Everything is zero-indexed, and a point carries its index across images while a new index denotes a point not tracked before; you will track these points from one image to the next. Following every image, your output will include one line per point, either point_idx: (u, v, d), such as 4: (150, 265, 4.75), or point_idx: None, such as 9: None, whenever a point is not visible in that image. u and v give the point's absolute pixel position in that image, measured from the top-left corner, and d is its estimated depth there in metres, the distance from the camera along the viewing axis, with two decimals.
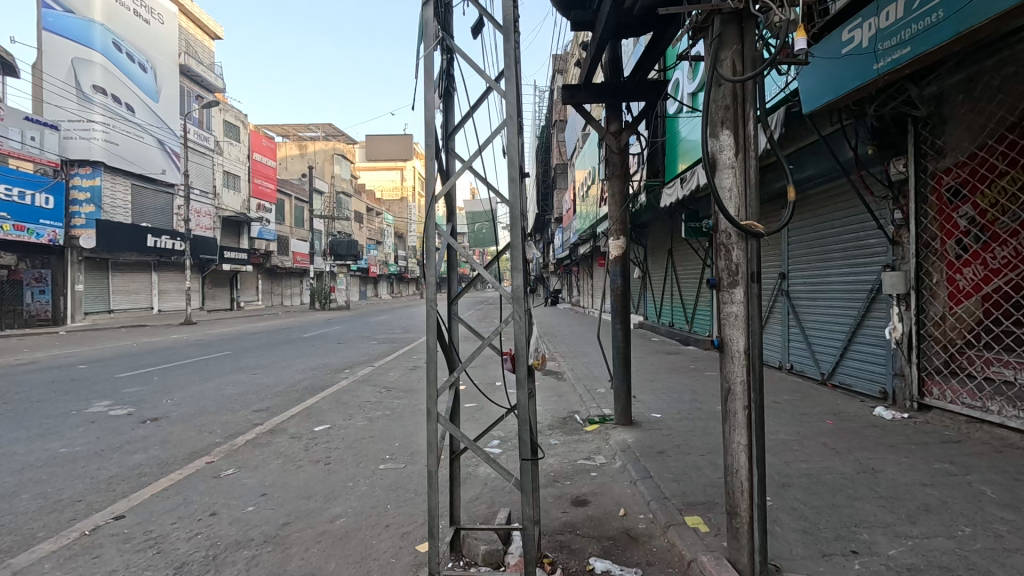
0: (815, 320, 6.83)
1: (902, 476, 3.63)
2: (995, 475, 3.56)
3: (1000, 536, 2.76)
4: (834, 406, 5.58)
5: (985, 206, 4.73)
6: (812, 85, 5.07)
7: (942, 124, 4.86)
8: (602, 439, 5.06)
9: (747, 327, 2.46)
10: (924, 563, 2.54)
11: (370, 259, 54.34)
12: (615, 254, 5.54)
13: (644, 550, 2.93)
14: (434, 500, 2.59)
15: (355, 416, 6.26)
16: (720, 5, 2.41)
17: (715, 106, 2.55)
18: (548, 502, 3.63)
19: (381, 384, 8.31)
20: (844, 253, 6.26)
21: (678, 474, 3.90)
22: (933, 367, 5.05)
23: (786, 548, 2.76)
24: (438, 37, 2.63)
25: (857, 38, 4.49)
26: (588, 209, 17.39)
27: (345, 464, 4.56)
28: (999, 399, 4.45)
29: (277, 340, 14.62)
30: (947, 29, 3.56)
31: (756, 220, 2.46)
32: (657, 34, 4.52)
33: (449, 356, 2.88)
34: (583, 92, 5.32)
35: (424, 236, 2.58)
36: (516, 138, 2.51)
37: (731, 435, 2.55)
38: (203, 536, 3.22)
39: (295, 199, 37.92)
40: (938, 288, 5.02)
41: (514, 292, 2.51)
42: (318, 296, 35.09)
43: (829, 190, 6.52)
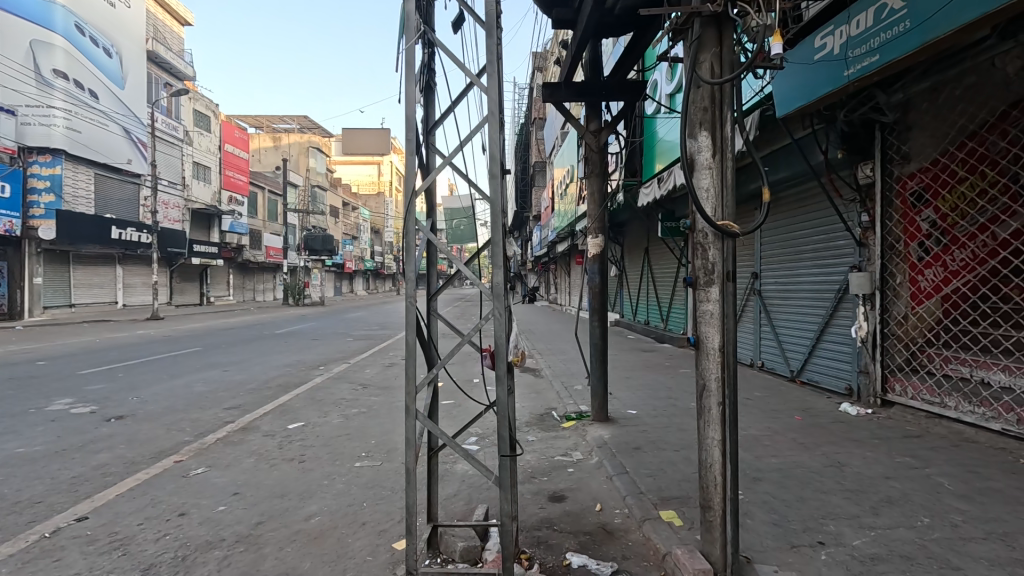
0: (786, 318, 7.02)
1: (867, 469, 3.77)
2: (953, 467, 3.72)
3: (957, 525, 2.90)
4: (803, 402, 5.75)
5: (945, 211, 4.89)
6: (786, 89, 5.20)
7: (908, 130, 5.04)
8: (579, 436, 5.11)
9: (722, 325, 2.51)
10: (887, 553, 2.65)
11: (346, 255, 53.60)
12: (593, 252, 5.59)
13: (619, 544, 2.97)
14: (412, 497, 2.57)
15: (331, 413, 6.18)
16: (701, 8, 2.44)
17: (694, 108, 2.58)
18: (526, 499, 3.65)
19: (357, 381, 8.22)
20: (814, 253, 6.44)
21: (654, 469, 3.97)
22: (895, 364, 5.26)
23: (757, 540, 2.84)
24: (420, 31, 2.60)
25: (829, 45, 4.63)
26: (566, 207, 17.46)
27: (320, 462, 4.50)
28: (956, 395, 4.66)
29: (249, 337, 14.27)
30: (913, 38, 3.70)
31: (732, 220, 2.52)
32: (636, 35, 4.57)
33: (428, 353, 2.86)
34: (563, 91, 5.34)
35: (404, 232, 2.55)
36: (498, 135, 2.50)
37: (705, 430, 2.61)
38: (172, 537, 3.14)
39: (268, 192, 37.10)
40: (901, 288, 5.21)
41: (494, 289, 2.50)
42: (292, 292, 34.40)
43: (800, 192, 6.70)
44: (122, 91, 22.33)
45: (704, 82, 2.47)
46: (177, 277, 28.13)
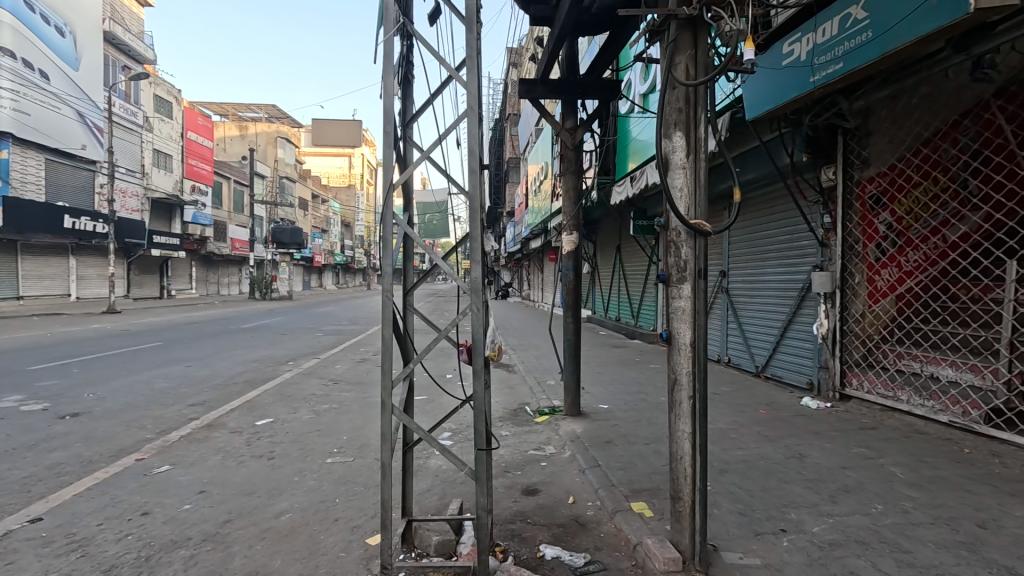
0: (751, 315, 7.25)
1: (825, 460, 3.94)
2: (904, 457, 3.93)
3: (908, 512, 3.06)
4: (767, 396, 5.96)
5: (901, 214, 5.13)
6: (756, 93, 5.35)
7: (868, 136, 5.26)
8: (552, 430, 5.17)
9: (693, 321, 2.58)
10: (844, 539, 2.78)
11: (316, 248, 52.54)
12: (567, 249, 5.64)
13: (592, 536, 3.03)
14: (387, 492, 2.56)
15: (301, 409, 6.08)
16: (677, 10, 2.49)
17: (669, 108, 2.64)
18: (500, 492, 3.68)
19: (327, 377, 8.09)
20: (778, 253, 6.66)
21: (625, 463, 4.05)
22: (853, 359, 5.50)
23: (723, 529, 2.94)
24: (398, 22, 2.57)
25: (796, 52, 4.79)
26: (540, 203, 17.55)
27: (290, 459, 4.42)
28: (908, 389, 4.90)
29: (213, 332, 13.83)
30: (875, 47, 3.85)
31: (704, 219, 2.58)
32: (613, 34, 4.61)
33: (404, 347, 2.85)
34: (540, 87, 5.35)
35: (381, 225, 2.53)
36: (477, 130, 2.50)
37: (676, 423, 2.68)
38: (135, 537, 3.04)
39: (234, 182, 35.98)
40: (860, 287, 5.44)
41: (472, 284, 2.50)
42: (259, 286, 33.45)
43: (767, 193, 6.92)
44: (76, 73, 21.25)
45: (680, 84, 2.53)
46: (136, 270, 27.03)
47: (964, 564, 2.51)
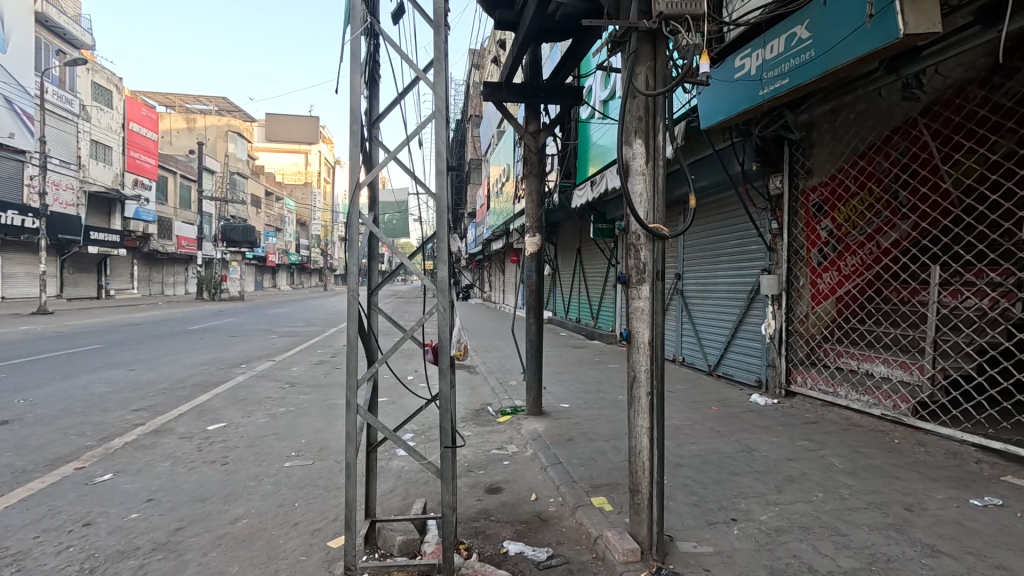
0: (705, 316, 7.55)
1: (772, 453, 4.17)
2: (843, 448, 4.22)
3: (845, 498, 3.30)
4: (718, 394, 6.24)
5: (841, 221, 5.51)
6: (710, 103, 5.59)
7: (811, 147, 5.59)
8: (514, 430, 5.23)
9: (652, 320, 2.70)
10: (788, 525, 2.96)
11: (269, 247, 50.77)
12: (530, 251, 5.71)
13: (554, 531, 3.10)
14: (351, 492, 2.54)
15: (255, 413, 5.89)
16: (638, 23, 2.59)
17: (630, 116, 2.75)
18: (463, 491, 3.71)
19: (283, 380, 7.85)
20: (730, 257, 6.97)
21: (585, 459, 4.16)
22: (797, 357, 5.82)
23: (679, 520, 3.07)
24: (365, 20, 2.56)
25: (747, 66, 5.04)
26: (501, 205, 17.69)
27: (245, 463, 4.29)
28: (846, 385, 5.23)
29: (156, 334, 13.14)
30: (817, 65, 4.11)
31: (662, 223, 2.70)
32: (576, 42, 4.72)
33: (368, 346, 2.82)
34: (503, 91, 5.41)
35: (346, 224, 2.50)
36: (444, 132, 2.52)
37: (635, 419, 2.79)
38: (76, 548, 2.88)
39: (180, 177, 34.30)
40: (803, 290, 5.76)
41: (439, 284, 2.52)
42: (207, 285, 32.04)
43: (720, 200, 7.22)
44: (4, 55, 19.65)
45: (640, 93, 2.63)
46: (69, 267, 25.34)
47: (893, 543, 2.73)
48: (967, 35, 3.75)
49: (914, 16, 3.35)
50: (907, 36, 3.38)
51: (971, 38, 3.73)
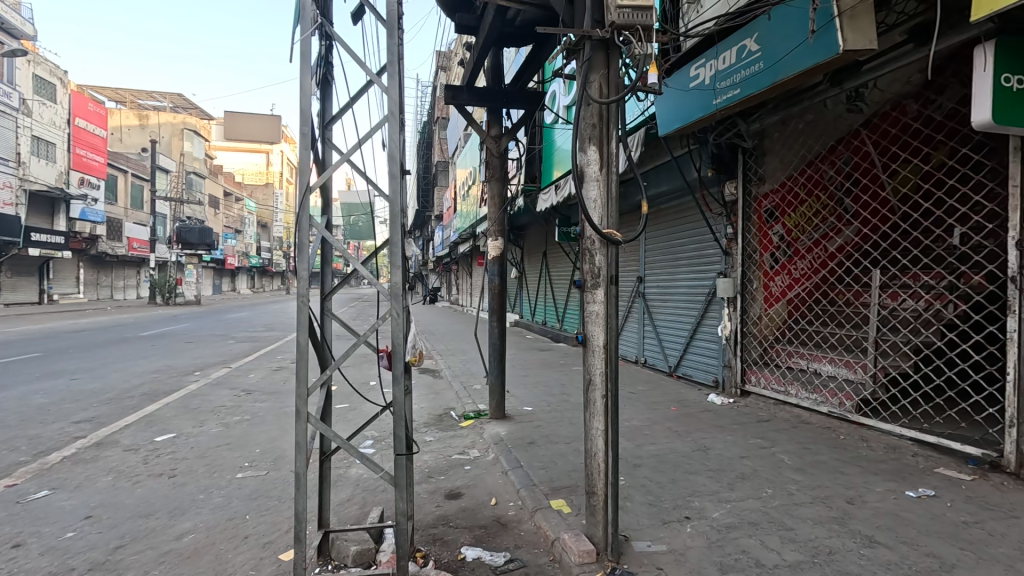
0: (665, 318, 7.71)
1: (726, 451, 4.29)
2: (792, 445, 4.39)
3: (792, 493, 3.43)
4: (678, 394, 6.38)
5: (791, 226, 5.75)
6: (667, 110, 5.72)
7: (763, 155, 5.82)
8: (476, 434, 5.21)
9: (606, 324, 2.74)
10: (739, 521, 3.05)
11: (228, 249, 49.02)
12: (493, 254, 5.70)
13: (513, 535, 3.11)
14: (300, 503, 2.48)
15: (208, 422, 5.67)
16: (592, 32, 2.63)
17: (585, 123, 2.79)
18: (422, 498, 3.67)
19: (239, 387, 7.58)
20: (688, 260, 7.15)
21: (546, 462, 4.18)
22: (752, 358, 6.01)
23: (635, 520, 3.13)
24: (317, 20, 2.51)
25: (701, 76, 5.18)
26: (467, 208, 17.68)
27: (194, 475, 4.12)
28: (796, 383, 5.44)
29: (104, 340, 12.49)
30: (767, 76, 4.28)
31: (616, 228, 2.76)
32: (536, 47, 4.76)
33: (321, 354, 2.75)
34: (465, 94, 5.41)
35: (296, 228, 2.44)
36: (398, 136, 2.50)
37: (591, 422, 2.82)
38: (3, 572, 2.70)
39: (131, 176, 32.74)
40: (757, 293, 5.96)
41: (393, 289, 2.48)
42: (160, 289, 30.68)
43: (678, 205, 7.41)
44: None
45: (593, 101, 2.67)
46: (7, 270, 23.83)
47: (835, 536, 2.86)
48: (903, 52, 4.00)
49: (852, 33, 3.55)
50: (846, 52, 3.57)
51: (905, 55, 3.98)
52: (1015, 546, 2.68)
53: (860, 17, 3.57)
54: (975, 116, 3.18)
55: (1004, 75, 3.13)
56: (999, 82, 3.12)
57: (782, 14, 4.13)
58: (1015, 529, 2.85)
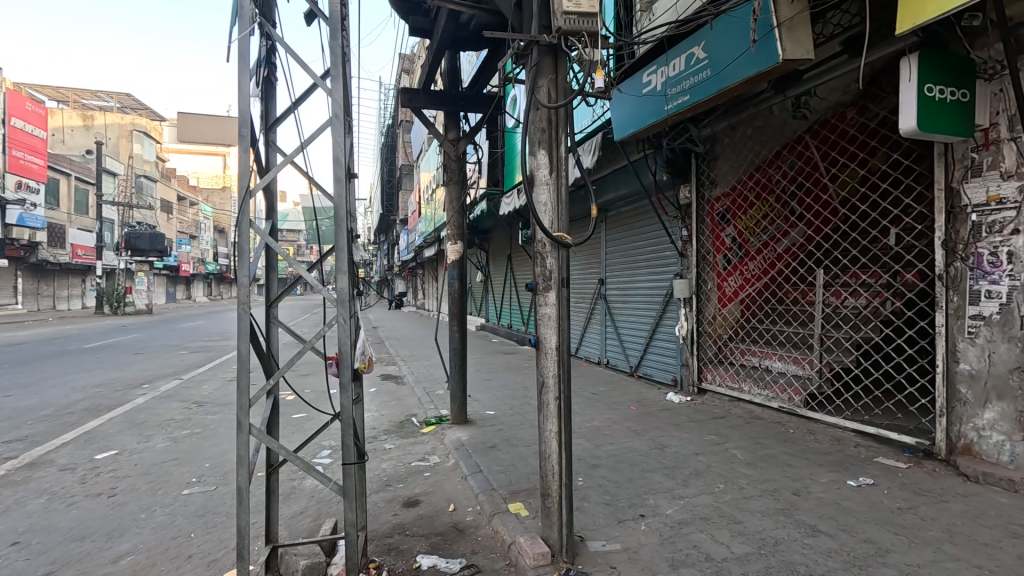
0: (626, 319, 7.84)
1: (682, 448, 4.39)
2: (744, 440, 4.53)
3: (742, 487, 3.53)
4: (637, 394, 6.49)
5: (742, 228, 5.95)
6: (623, 116, 5.82)
7: (715, 159, 6.01)
8: (438, 440, 5.17)
9: (558, 326, 2.76)
10: (691, 517, 3.12)
11: (181, 255, 47.02)
12: (452, 258, 5.65)
13: (470, 540, 3.09)
14: (242, 518, 2.39)
15: (154, 437, 5.41)
16: (539, 38, 2.66)
17: (534, 127, 2.80)
18: (378, 507, 3.60)
19: (189, 399, 7.27)
20: (647, 262, 7.29)
21: (506, 466, 4.17)
22: (707, 356, 6.17)
23: (591, 520, 3.16)
24: (256, 19, 2.45)
25: (653, 82, 5.29)
26: (432, 211, 17.55)
27: (136, 494, 3.91)
28: (749, 380, 5.61)
29: (43, 353, 11.76)
30: (714, 83, 4.41)
31: (566, 232, 2.78)
32: (491, 51, 4.77)
33: (266, 363, 2.67)
34: (422, 97, 5.36)
35: (236, 234, 2.36)
36: (342, 139, 2.45)
37: (545, 423, 2.83)
38: None
39: (74, 179, 30.96)
40: (711, 293, 6.14)
41: (339, 295, 2.43)
42: (107, 298, 29.12)
43: (635, 208, 7.56)
44: None
45: (542, 106, 2.70)
46: None
47: (781, 527, 2.96)
48: (840, 61, 4.20)
49: (791, 44, 3.70)
50: (786, 61, 3.72)
51: (842, 64, 4.18)
52: (944, 528, 2.84)
53: (798, 28, 3.74)
54: (903, 123, 3.37)
55: (927, 85, 3.32)
56: (922, 91, 3.31)
57: (725, 24, 4.28)
58: (943, 512, 3.02)
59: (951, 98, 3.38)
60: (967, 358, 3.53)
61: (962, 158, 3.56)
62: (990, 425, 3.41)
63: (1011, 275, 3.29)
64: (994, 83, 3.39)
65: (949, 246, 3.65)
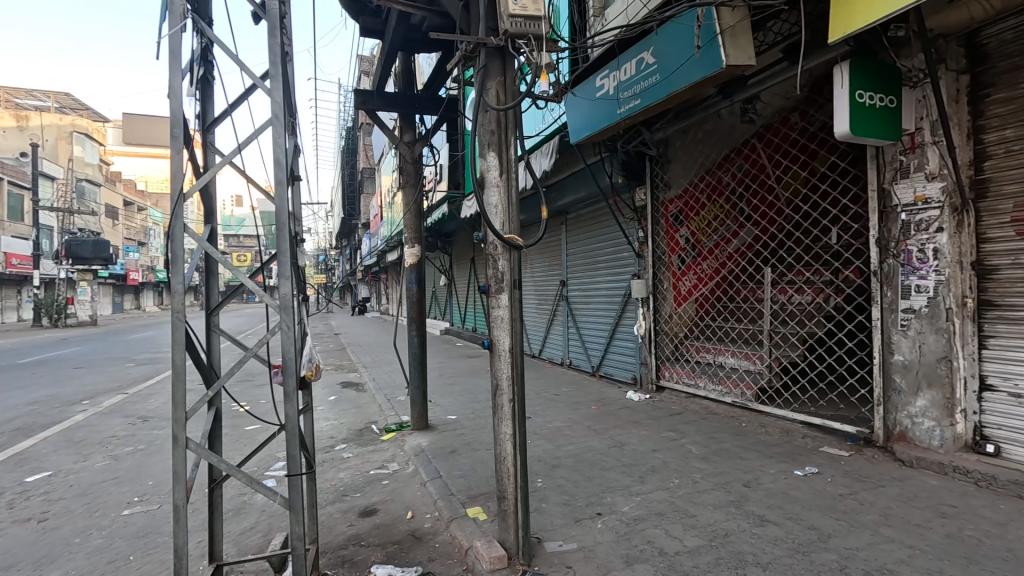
0: (587, 319, 7.93)
1: (640, 446, 4.46)
2: (699, 435, 4.64)
3: (696, 481, 3.62)
4: (599, 394, 6.55)
5: (695, 229, 6.12)
6: (578, 119, 5.90)
7: (668, 163, 6.19)
8: (397, 447, 5.08)
9: (512, 328, 2.76)
10: (646, 513, 3.17)
11: (129, 263, 44.71)
12: (410, 261, 5.56)
13: (427, 547, 3.04)
14: (180, 538, 2.28)
15: (93, 456, 5.10)
16: (487, 40, 2.65)
17: (483, 129, 2.80)
18: (333, 519, 3.49)
19: (134, 414, 6.89)
20: (606, 263, 7.40)
21: (466, 470, 4.14)
22: (665, 354, 6.31)
23: (549, 521, 3.16)
24: (189, 15, 2.35)
25: (606, 86, 5.38)
26: (395, 215, 17.28)
27: (70, 517, 3.67)
28: (704, 376, 5.77)
29: None
30: (663, 88, 4.53)
31: (517, 233, 2.79)
32: (445, 53, 4.74)
33: (206, 373, 2.55)
34: (375, 99, 5.27)
35: (170, 239, 2.25)
36: (282, 141, 2.37)
37: (499, 426, 2.82)
38: None
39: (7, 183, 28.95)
40: (667, 293, 6.30)
41: (282, 302, 2.34)
42: (45, 309, 27.34)
43: (594, 210, 7.67)
44: None
45: (491, 108, 2.69)
46: None
47: (731, 518, 3.04)
48: (781, 68, 4.39)
49: (733, 50, 3.84)
50: (729, 66, 3.85)
51: (783, 71, 4.37)
52: (880, 512, 2.99)
53: (739, 35, 3.89)
54: (837, 128, 3.54)
55: (858, 92, 3.50)
56: (854, 98, 3.49)
57: (672, 30, 4.39)
58: (880, 496, 3.18)
59: (880, 104, 3.58)
60: (901, 349, 3.74)
61: (892, 161, 3.77)
62: (922, 412, 3.62)
63: (937, 270, 3.51)
64: (917, 90, 3.60)
65: (882, 244, 3.85)
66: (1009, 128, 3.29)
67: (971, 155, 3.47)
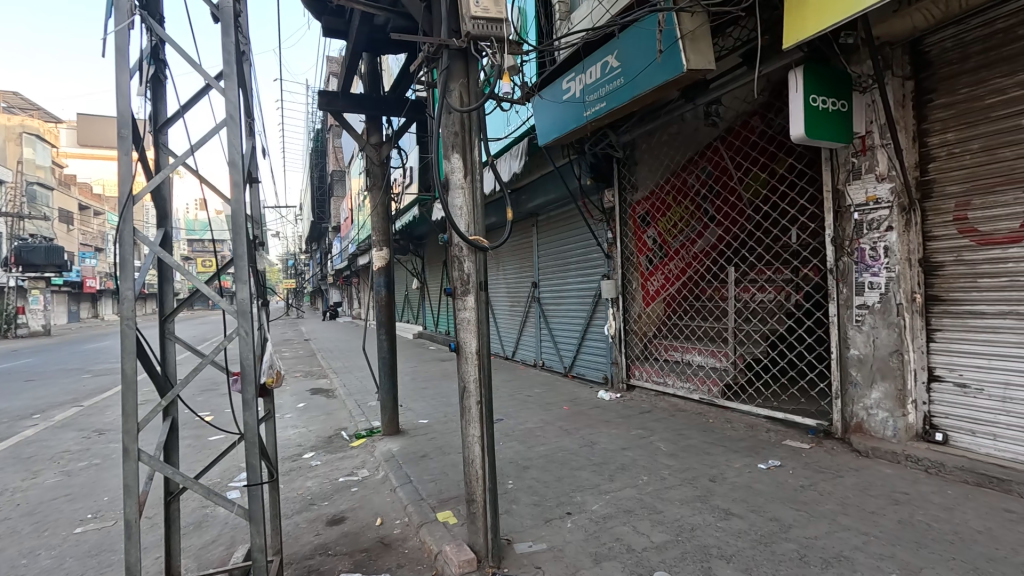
0: (559, 320, 7.98)
1: (610, 444, 4.51)
2: (668, 433, 4.72)
3: (664, 478, 3.68)
4: (571, 394, 6.59)
5: (662, 230, 6.24)
6: (546, 121, 5.95)
7: (635, 165, 6.29)
8: (368, 453, 5.00)
9: (478, 329, 2.75)
10: (615, 511, 3.20)
11: (85, 269, 42.81)
12: (378, 264, 5.49)
13: (396, 554, 3.00)
14: (132, 554, 2.19)
15: (44, 472, 4.85)
16: (449, 41, 2.64)
17: (447, 131, 2.79)
18: (299, 529, 3.41)
19: (89, 428, 6.59)
20: (576, 264, 7.47)
21: (436, 474, 4.10)
22: (635, 353, 6.41)
23: (519, 522, 3.16)
24: (137, 12, 2.27)
25: (572, 89, 5.43)
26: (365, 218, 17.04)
27: (16, 538, 3.48)
28: (672, 374, 5.88)
29: None
30: (627, 91, 4.60)
31: (482, 235, 2.79)
32: (411, 55, 4.71)
33: (160, 381, 2.47)
34: (341, 100, 5.20)
35: (119, 244, 2.17)
36: (238, 142, 2.31)
37: (467, 429, 2.80)
38: None
39: None
40: (636, 293, 6.40)
41: (239, 307, 2.28)
42: None
43: (563, 212, 7.74)
44: None
45: (453, 109, 2.68)
46: None
47: (697, 513, 3.10)
48: (740, 73, 4.52)
49: (694, 54, 3.93)
50: (690, 70, 3.95)
51: (742, 75, 4.50)
52: (838, 501, 3.10)
53: (699, 40, 3.98)
54: (792, 131, 3.67)
55: (812, 96, 3.63)
56: (808, 102, 3.61)
57: (635, 34, 4.47)
58: (838, 486, 3.29)
59: (832, 108, 3.71)
60: (856, 344, 3.89)
61: (845, 163, 3.92)
62: (876, 404, 3.76)
63: (887, 268, 3.67)
64: (867, 95, 3.76)
65: (837, 244, 4.01)
66: (950, 132, 3.45)
67: (917, 157, 3.62)
